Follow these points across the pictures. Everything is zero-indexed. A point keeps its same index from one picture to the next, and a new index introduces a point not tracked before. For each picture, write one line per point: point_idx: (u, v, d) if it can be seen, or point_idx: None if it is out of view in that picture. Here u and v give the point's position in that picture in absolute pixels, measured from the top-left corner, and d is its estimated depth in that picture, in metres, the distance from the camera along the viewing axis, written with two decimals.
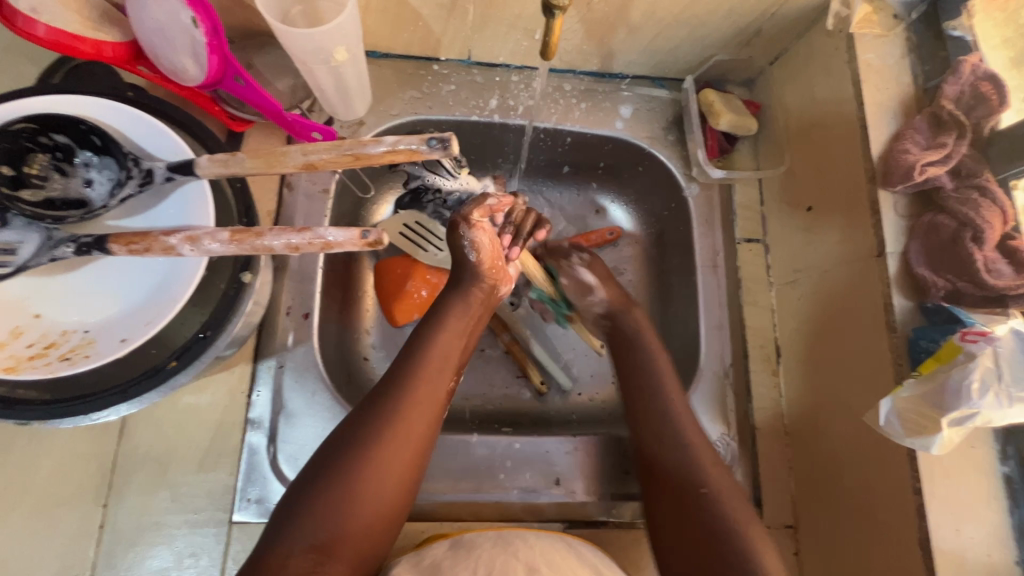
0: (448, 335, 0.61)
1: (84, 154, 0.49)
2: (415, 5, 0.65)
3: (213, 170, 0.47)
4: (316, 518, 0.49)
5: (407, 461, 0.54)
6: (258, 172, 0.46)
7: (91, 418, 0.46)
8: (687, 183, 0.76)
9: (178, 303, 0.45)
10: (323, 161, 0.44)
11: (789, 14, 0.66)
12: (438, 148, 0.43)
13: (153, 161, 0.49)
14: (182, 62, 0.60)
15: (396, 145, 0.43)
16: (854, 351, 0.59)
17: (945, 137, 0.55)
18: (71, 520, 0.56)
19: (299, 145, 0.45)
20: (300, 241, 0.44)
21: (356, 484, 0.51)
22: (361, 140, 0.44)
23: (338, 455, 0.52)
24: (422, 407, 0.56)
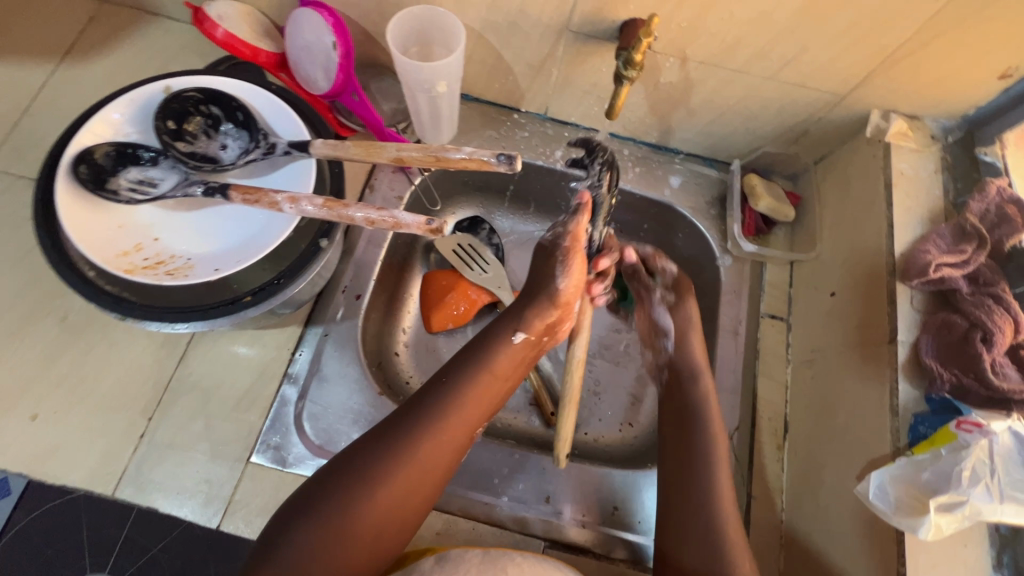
0: (485, 381, 0.62)
1: (227, 125, 0.61)
2: (509, 61, 0.77)
3: (323, 151, 0.58)
4: (315, 546, 0.51)
5: (409, 495, 0.56)
6: (357, 158, 0.56)
7: (174, 327, 0.55)
8: (721, 254, 0.82)
9: (269, 248, 0.56)
10: (411, 158, 0.55)
11: (834, 122, 0.74)
12: (504, 163, 0.53)
13: (277, 138, 0.61)
14: (315, 74, 0.76)
15: (472, 154, 0.53)
16: (857, 432, 0.60)
17: (966, 245, 0.59)
18: (120, 424, 0.64)
19: (395, 143, 0.56)
20: (375, 217, 0.53)
21: (356, 524, 0.53)
22: (444, 147, 0.54)
23: (344, 481, 0.54)
24: (436, 448, 0.57)
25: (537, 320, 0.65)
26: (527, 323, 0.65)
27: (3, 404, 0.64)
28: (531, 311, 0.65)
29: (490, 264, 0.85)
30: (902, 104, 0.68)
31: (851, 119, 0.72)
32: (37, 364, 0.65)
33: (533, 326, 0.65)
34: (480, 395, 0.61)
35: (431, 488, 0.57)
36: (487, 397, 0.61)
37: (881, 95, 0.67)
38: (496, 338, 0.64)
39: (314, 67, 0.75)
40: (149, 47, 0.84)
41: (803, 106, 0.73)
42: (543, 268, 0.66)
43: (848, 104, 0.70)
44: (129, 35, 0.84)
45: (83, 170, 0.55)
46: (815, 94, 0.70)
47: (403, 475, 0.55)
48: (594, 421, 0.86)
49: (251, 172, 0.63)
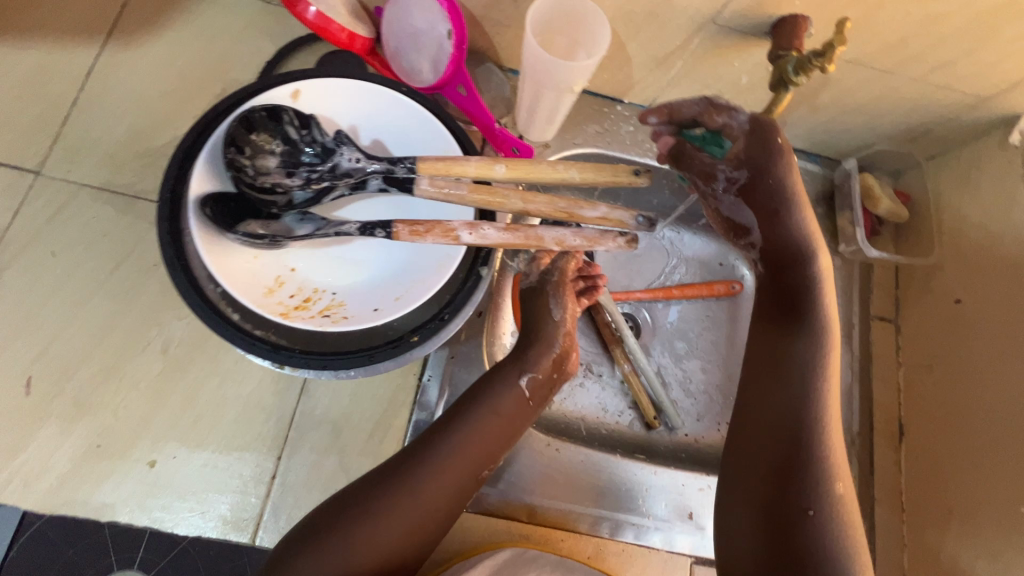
0: (498, 417, 0.58)
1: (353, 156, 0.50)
2: (631, 52, 0.71)
3: (433, 194, 0.49)
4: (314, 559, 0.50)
5: (409, 541, 0.53)
6: (477, 204, 0.50)
7: (335, 374, 0.49)
8: (831, 256, 0.81)
9: (436, 288, 0.50)
10: (540, 211, 0.49)
11: (963, 123, 0.72)
12: (643, 224, 0.49)
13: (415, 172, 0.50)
14: (419, 64, 0.68)
15: (610, 214, 0.49)
16: (1005, 446, 0.62)
17: None
18: (249, 467, 0.59)
19: (518, 193, 0.49)
20: (568, 241, 0.49)
21: (358, 535, 0.51)
22: (577, 202, 0.49)
23: (321, 541, 0.51)
24: (432, 496, 0.54)
25: (547, 357, 0.62)
26: (537, 358, 0.62)
27: (115, 453, 0.57)
28: (536, 347, 0.62)
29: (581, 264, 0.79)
30: None
31: (982, 121, 0.71)
32: (144, 404, 0.59)
33: (542, 364, 0.61)
34: (472, 450, 0.56)
35: (426, 537, 0.54)
36: (492, 443, 0.58)
37: None
38: (508, 380, 0.60)
39: (419, 57, 0.67)
40: (208, 25, 0.72)
41: (938, 108, 0.70)
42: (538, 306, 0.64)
43: (987, 107, 0.68)
44: (182, 10, 0.72)
45: (209, 209, 0.46)
46: (954, 97, 0.68)
47: (386, 524, 0.52)
48: (693, 421, 0.87)
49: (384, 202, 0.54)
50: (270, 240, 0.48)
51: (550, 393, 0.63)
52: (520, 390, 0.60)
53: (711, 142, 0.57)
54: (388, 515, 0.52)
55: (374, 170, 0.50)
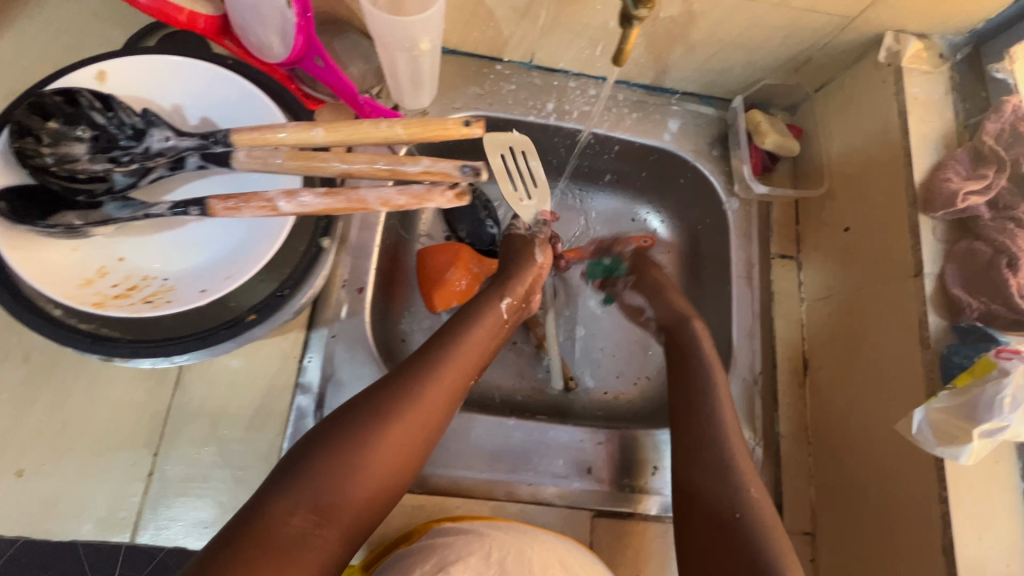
0: (481, 330, 0.65)
1: (162, 133, 0.49)
2: (490, 6, 0.68)
3: (250, 165, 0.48)
4: (323, 480, 0.51)
5: (408, 449, 0.56)
6: (297, 172, 0.48)
7: (172, 360, 0.48)
8: (727, 200, 0.80)
9: (263, 260, 0.48)
10: (362, 171, 0.47)
11: (840, 46, 0.70)
12: (469, 174, 0.48)
13: (228, 141, 0.48)
14: (268, 38, 0.65)
15: (432, 166, 0.47)
16: (891, 365, 0.61)
17: (986, 170, 0.59)
18: (123, 466, 0.58)
19: (338, 154, 0.48)
20: (392, 198, 0.47)
21: (368, 447, 0.53)
22: (399, 158, 0.48)
23: (322, 453, 0.52)
24: (428, 407, 0.57)
25: (523, 282, 0.69)
26: (508, 286, 0.69)
27: None
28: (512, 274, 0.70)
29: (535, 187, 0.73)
30: (913, 24, 0.65)
31: (858, 42, 0.69)
32: (8, 413, 0.57)
33: (517, 286, 0.69)
34: (460, 363, 0.61)
35: (421, 448, 0.57)
36: (473, 358, 0.63)
37: (893, 15, 0.64)
38: (487, 301, 0.68)
39: (265, 31, 0.64)
40: (53, 20, 0.70)
41: (809, 33, 0.68)
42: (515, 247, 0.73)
43: (857, 27, 0.66)
44: (23, 7, 0.69)
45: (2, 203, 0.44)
46: (823, 19, 0.66)
47: (389, 433, 0.55)
48: (612, 378, 0.85)
49: (212, 181, 0.52)
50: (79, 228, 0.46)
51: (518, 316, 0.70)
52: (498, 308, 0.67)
53: (612, 266, 0.85)
54: (390, 423, 0.55)
55: (188, 146, 0.48)
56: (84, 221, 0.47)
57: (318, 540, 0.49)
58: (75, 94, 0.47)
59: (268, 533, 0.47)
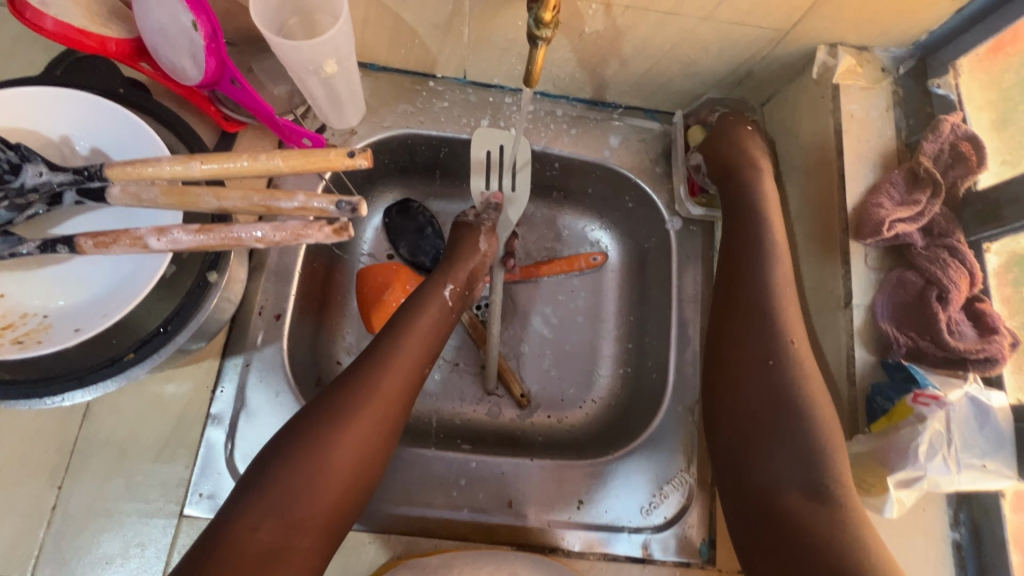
0: (427, 324, 0.63)
1: (37, 168, 0.47)
2: (410, 24, 0.66)
3: (124, 201, 0.46)
4: (284, 492, 0.51)
5: (367, 451, 0.55)
6: (172, 208, 0.46)
7: (46, 402, 0.47)
8: (670, 218, 0.78)
9: (137, 298, 0.47)
10: (237, 208, 0.46)
11: (778, 59, 0.66)
12: (347, 209, 0.45)
13: (101, 175, 0.47)
14: (180, 62, 0.63)
15: (307, 203, 0.45)
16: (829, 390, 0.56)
17: (920, 195, 0.55)
18: (26, 499, 0.58)
19: (214, 189, 0.46)
20: (267, 235, 0.45)
21: (326, 453, 0.53)
22: (273, 194, 0.45)
23: (279, 462, 0.52)
24: (379, 405, 0.56)
25: (465, 270, 0.68)
26: (450, 275, 0.67)
27: None
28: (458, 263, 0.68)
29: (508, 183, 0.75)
30: (851, 36, 0.61)
31: (797, 55, 0.65)
32: None
33: (461, 274, 0.67)
34: (411, 355, 0.60)
35: (381, 444, 0.56)
36: (426, 349, 0.62)
37: (827, 28, 0.60)
38: (434, 288, 0.66)
39: (176, 53, 0.62)
40: None
41: (744, 47, 0.65)
42: (463, 235, 0.71)
43: (792, 40, 0.63)
44: None
45: None
46: (755, 32, 0.62)
47: (346, 435, 0.54)
48: (557, 402, 0.81)
49: (96, 217, 0.51)
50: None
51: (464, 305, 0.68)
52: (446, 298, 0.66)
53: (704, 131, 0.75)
54: (342, 426, 0.54)
55: (62, 181, 0.47)
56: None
57: (293, 550, 0.49)
58: None
59: (238, 548, 0.48)
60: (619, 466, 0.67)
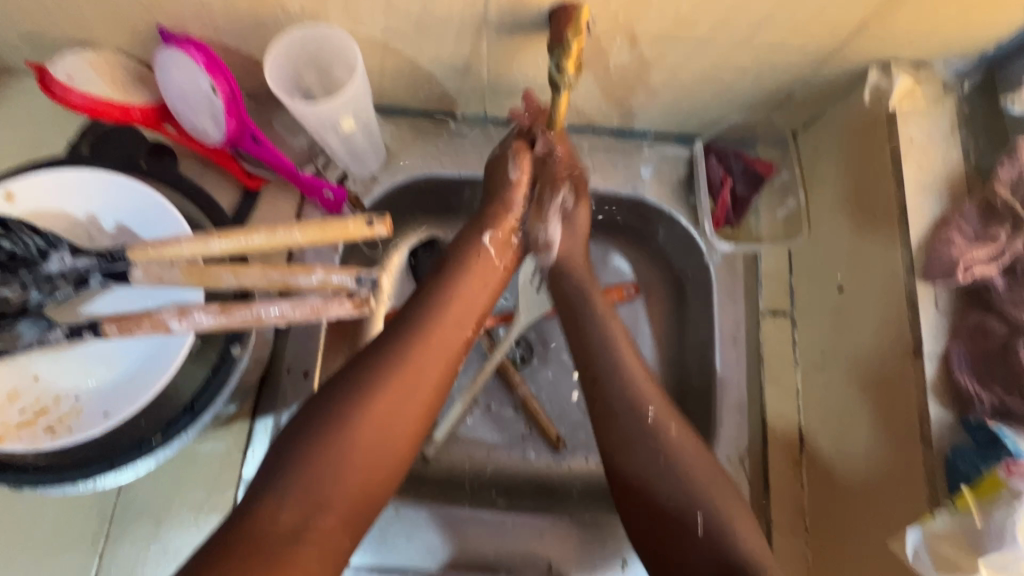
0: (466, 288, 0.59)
1: (62, 253, 0.48)
2: (428, 68, 0.65)
3: (147, 283, 0.46)
4: (305, 470, 0.47)
5: (403, 425, 0.52)
6: (192, 287, 0.46)
7: (80, 485, 0.47)
8: (707, 252, 0.70)
9: (164, 381, 0.46)
10: (255, 286, 0.45)
11: (823, 79, 0.61)
12: (366, 283, 0.44)
13: (124, 259, 0.46)
14: (203, 123, 0.63)
15: (326, 278, 0.44)
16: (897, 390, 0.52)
17: (997, 229, 0.49)
18: (70, 565, 0.58)
19: (231, 267, 0.45)
20: (286, 311, 0.44)
21: (356, 422, 0.50)
22: (291, 269, 0.44)
23: (318, 429, 0.49)
24: (421, 370, 0.53)
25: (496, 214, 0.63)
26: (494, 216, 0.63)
27: None
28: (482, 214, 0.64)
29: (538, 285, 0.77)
30: (905, 53, 0.55)
31: (843, 75, 0.60)
32: None
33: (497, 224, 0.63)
34: (453, 313, 0.57)
35: (420, 418, 0.53)
36: (471, 303, 0.59)
37: (878, 45, 0.55)
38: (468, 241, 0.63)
39: (197, 115, 0.62)
40: (13, 113, 0.72)
41: (783, 68, 0.60)
42: (497, 174, 0.64)
43: (839, 59, 0.57)
44: None
45: None
46: (796, 53, 0.57)
47: (381, 406, 0.51)
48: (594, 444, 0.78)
49: (125, 294, 0.51)
50: None
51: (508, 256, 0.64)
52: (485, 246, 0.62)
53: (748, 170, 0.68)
54: (379, 396, 0.51)
55: (86, 265, 0.47)
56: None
57: (313, 534, 0.46)
58: None
59: (262, 531, 0.45)
60: None
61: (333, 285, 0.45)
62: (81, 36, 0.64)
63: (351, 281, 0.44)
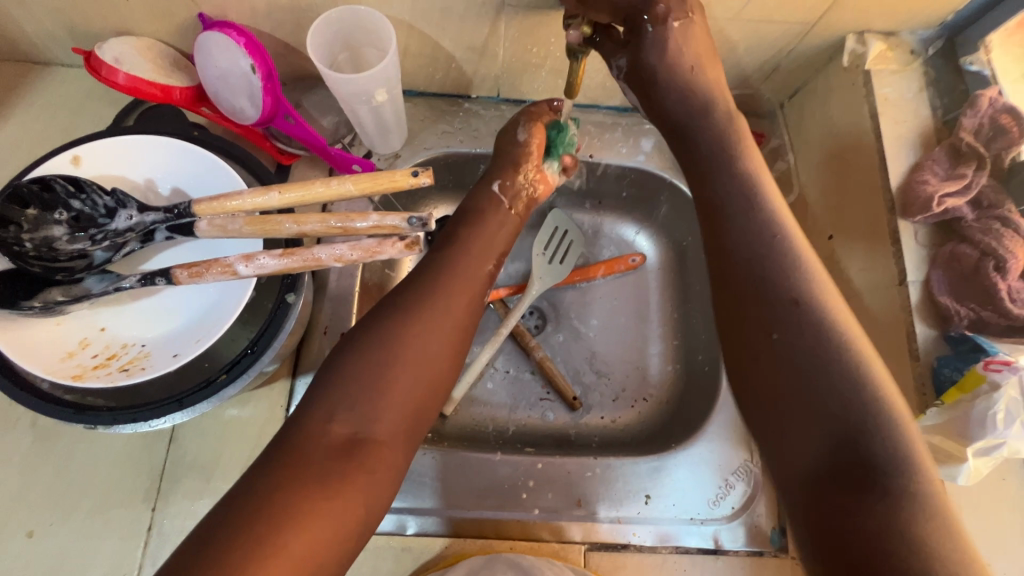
0: (484, 232, 0.63)
1: (129, 210, 0.52)
2: (449, 50, 0.70)
3: (212, 233, 0.50)
4: (354, 389, 0.50)
5: (442, 350, 0.54)
6: (254, 236, 0.50)
7: (152, 423, 0.50)
8: None
9: (227, 321, 0.50)
10: (315, 231, 0.49)
11: (806, 51, 0.68)
12: (417, 225, 0.49)
13: (189, 212, 0.51)
14: (239, 103, 0.67)
15: (380, 221, 0.48)
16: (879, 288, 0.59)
17: (965, 168, 0.56)
18: (123, 522, 0.61)
19: (292, 216, 0.50)
20: (344, 252, 0.48)
21: (397, 347, 0.52)
22: (348, 215, 0.49)
23: (363, 352, 0.51)
24: (454, 299, 0.56)
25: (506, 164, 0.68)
26: (503, 170, 0.68)
27: None
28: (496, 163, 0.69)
29: (557, 255, 0.82)
30: (877, 24, 0.63)
31: (823, 46, 0.67)
32: (14, 480, 0.61)
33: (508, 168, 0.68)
34: (478, 253, 0.61)
35: (455, 344, 0.55)
36: (488, 244, 0.63)
37: (853, 17, 0.62)
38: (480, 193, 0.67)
39: (235, 95, 0.67)
40: (49, 103, 0.75)
41: (771, 42, 0.67)
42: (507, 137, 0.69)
43: (820, 31, 0.64)
44: (22, 97, 0.75)
45: None
46: (782, 27, 0.64)
47: (421, 327, 0.54)
48: (608, 402, 0.82)
49: (186, 248, 0.55)
50: (72, 300, 0.50)
51: (520, 200, 0.68)
52: (495, 194, 0.66)
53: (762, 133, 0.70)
54: (419, 318, 0.54)
55: (154, 220, 0.51)
56: (66, 298, 0.50)
57: (363, 446, 0.48)
58: (48, 177, 0.50)
59: (315, 441, 0.47)
60: (681, 458, 0.68)
61: (385, 228, 0.49)
62: (120, 27, 0.68)
63: (404, 221, 0.49)
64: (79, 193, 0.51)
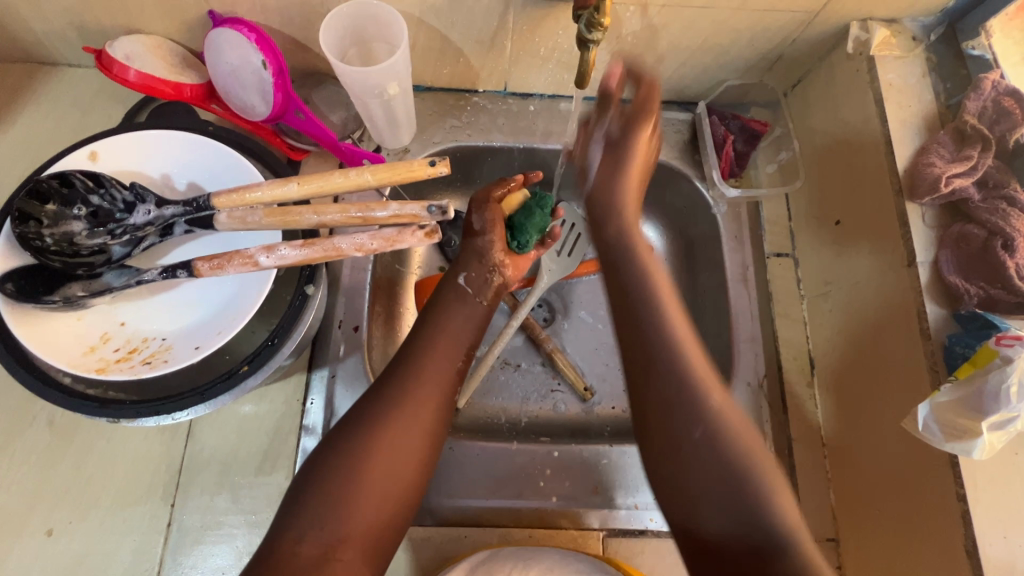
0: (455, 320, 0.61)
1: (148, 205, 0.52)
2: (457, 43, 0.71)
3: (232, 225, 0.50)
4: (323, 503, 0.47)
5: (410, 456, 0.51)
6: (273, 228, 0.50)
7: (174, 417, 0.51)
8: (713, 204, 0.77)
9: (249, 313, 0.50)
10: (335, 222, 0.49)
11: (810, 39, 0.69)
12: (436, 213, 0.50)
13: (209, 205, 0.51)
14: (251, 99, 0.67)
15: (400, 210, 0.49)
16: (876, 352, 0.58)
17: (970, 150, 0.58)
18: (143, 518, 0.61)
19: (312, 207, 0.50)
20: (364, 242, 0.49)
21: (362, 460, 0.49)
22: (368, 205, 0.49)
23: (332, 474, 0.49)
24: (424, 395, 0.54)
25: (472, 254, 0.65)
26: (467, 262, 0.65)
27: (12, 528, 0.59)
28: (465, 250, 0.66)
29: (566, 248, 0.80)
30: (879, 11, 0.64)
31: (827, 34, 0.68)
32: (33, 478, 0.61)
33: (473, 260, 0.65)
34: (448, 343, 0.59)
35: (424, 448, 0.53)
36: (459, 338, 0.60)
37: (856, 5, 0.63)
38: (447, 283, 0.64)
39: (247, 92, 0.67)
40: (59, 103, 0.75)
41: (775, 31, 0.67)
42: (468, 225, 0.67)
43: (824, 19, 0.65)
44: (32, 97, 0.75)
45: (12, 286, 0.48)
46: (786, 17, 0.64)
47: (388, 434, 0.51)
48: (619, 392, 0.83)
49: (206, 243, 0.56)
50: (91, 294, 0.50)
51: (488, 291, 0.64)
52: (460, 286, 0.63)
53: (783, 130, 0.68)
54: (386, 425, 0.51)
55: (173, 213, 0.51)
56: (86, 292, 0.50)
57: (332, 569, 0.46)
58: (68, 172, 0.50)
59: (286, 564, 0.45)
60: None
61: (405, 217, 0.50)
62: (128, 24, 0.68)
63: (424, 209, 0.49)
64: (98, 188, 0.51)
